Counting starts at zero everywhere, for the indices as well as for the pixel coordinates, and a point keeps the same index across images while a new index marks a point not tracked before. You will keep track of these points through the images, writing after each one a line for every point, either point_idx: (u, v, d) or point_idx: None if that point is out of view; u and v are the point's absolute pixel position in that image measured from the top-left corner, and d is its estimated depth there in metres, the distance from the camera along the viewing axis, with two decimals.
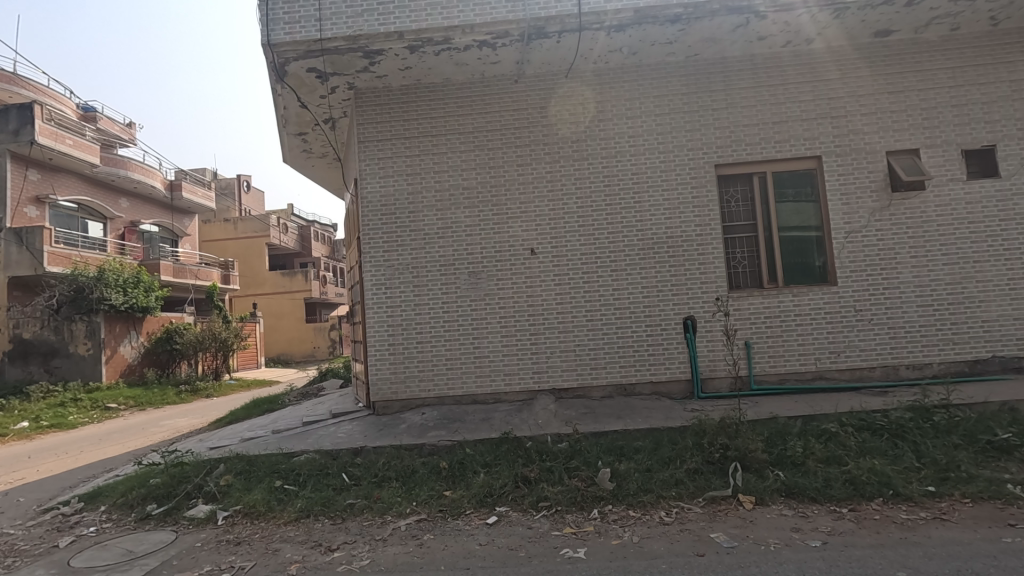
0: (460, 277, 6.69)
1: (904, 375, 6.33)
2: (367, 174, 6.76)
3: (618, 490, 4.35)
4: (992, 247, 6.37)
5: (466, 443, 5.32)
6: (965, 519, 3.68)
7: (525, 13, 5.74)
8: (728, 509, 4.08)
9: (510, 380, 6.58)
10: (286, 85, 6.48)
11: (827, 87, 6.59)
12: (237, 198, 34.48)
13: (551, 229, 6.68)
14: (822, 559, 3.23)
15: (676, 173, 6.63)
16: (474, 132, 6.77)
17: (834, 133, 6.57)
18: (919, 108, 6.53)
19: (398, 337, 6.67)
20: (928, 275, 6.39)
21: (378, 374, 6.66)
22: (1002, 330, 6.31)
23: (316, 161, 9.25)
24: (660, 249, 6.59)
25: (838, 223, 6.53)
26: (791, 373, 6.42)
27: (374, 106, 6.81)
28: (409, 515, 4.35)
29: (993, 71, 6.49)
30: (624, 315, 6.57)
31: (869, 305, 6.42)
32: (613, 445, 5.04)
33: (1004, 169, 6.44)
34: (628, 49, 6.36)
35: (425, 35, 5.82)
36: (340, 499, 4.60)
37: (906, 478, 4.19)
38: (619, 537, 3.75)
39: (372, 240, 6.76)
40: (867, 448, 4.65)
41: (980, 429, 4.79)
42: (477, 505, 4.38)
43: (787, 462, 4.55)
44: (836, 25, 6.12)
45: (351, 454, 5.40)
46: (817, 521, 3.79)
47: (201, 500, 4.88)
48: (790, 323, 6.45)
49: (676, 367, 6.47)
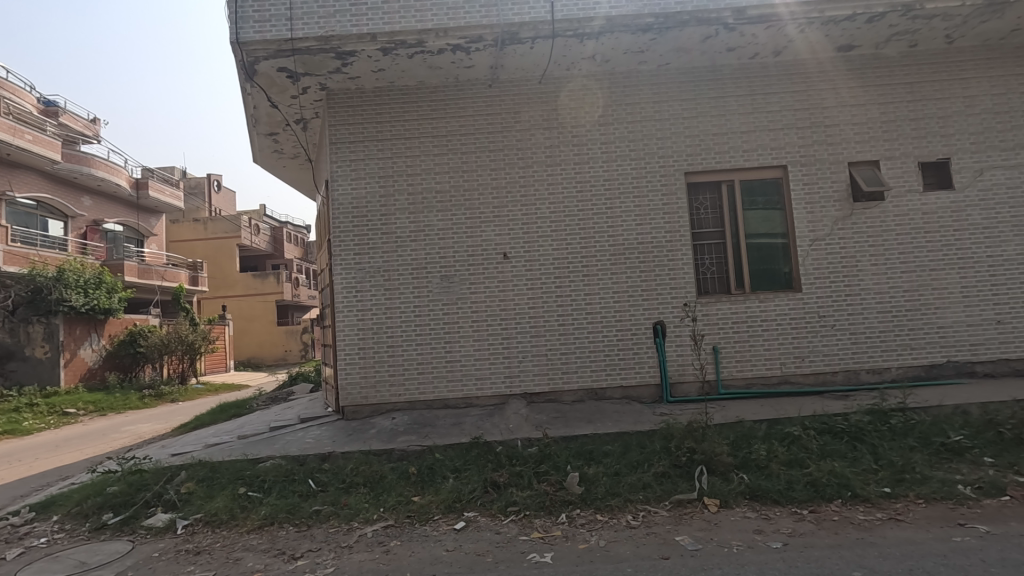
0: (433, 281, 6.67)
1: (864, 380, 6.54)
2: (338, 176, 6.69)
3: (586, 494, 4.37)
4: (947, 256, 6.62)
5: (436, 448, 5.28)
6: (919, 519, 3.80)
7: (499, 18, 5.76)
8: (693, 512, 4.13)
9: (482, 384, 6.57)
10: (256, 85, 6.38)
11: (792, 99, 6.78)
12: (207, 198, 33.82)
13: (523, 234, 6.70)
14: (782, 560, 3.30)
15: (646, 181, 6.73)
16: (448, 136, 6.77)
17: (799, 144, 6.75)
18: (879, 121, 6.77)
19: (369, 341, 6.60)
20: (888, 283, 6.61)
21: (348, 379, 6.58)
22: (957, 336, 6.55)
23: (287, 162, 9.11)
24: (631, 254, 6.67)
25: (803, 231, 6.70)
26: (757, 378, 6.56)
27: (346, 108, 6.75)
28: (376, 521, 4.29)
29: (948, 87, 6.75)
30: (595, 320, 6.62)
31: (832, 311, 6.60)
32: (583, 449, 5.07)
33: (958, 181, 6.70)
34: (601, 57, 6.42)
35: (399, 37, 5.79)
36: (306, 506, 4.52)
37: (864, 480, 4.31)
38: (587, 542, 3.76)
39: (343, 243, 6.68)
40: (828, 451, 4.78)
41: (934, 431, 4.97)
42: (446, 511, 4.35)
43: (751, 465, 4.62)
44: (800, 38, 6.30)
45: (319, 460, 5.33)
46: (779, 523, 3.87)
47: (160, 509, 4.73)
48: (756, 329, 6.59)
49: (646, 372, 6.55)
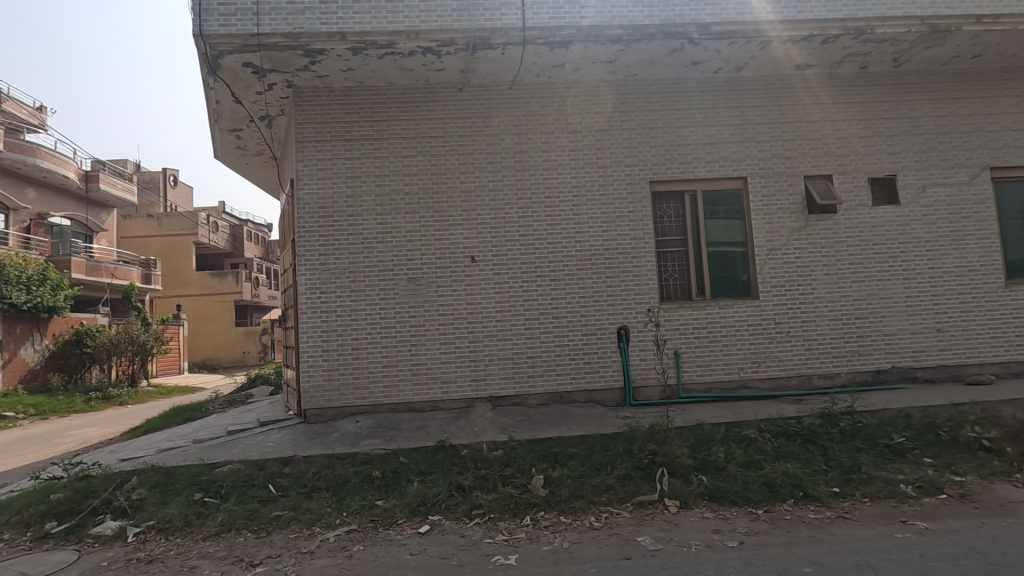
0: (400, 283, 6.62)
1: (817, 384, 6.82)
2: (304, 175, 6.60)
3: (550, 496, 4.42)
4: (893, 267, 6.98)
5: (401, 451, 5.24)
6: (865, 517, 4.00)
7: (471, 23, 5.79)
8: (654, 513, 4.23)
9: (448, 388, 6.56)
10: (218, 79, 6.21)
11: (752, 113, 7.03)
12: (162, 194, 32.62)
13: (492, 238, 6.73)
14: (738, 558, 3.42)
15: (613, 188, 6.87)
16: (417, 138, 6.75)
17: (759, 157, 7.02)
18: (832, 137, 7.09)
19: (334, 343, 6.51)
20: (839, 291, 6.92)
21: (311, 382, 6.46)
22: (901, 343, 6.91)
23: (250, 159, 8.90)
24: (598, 260, 6.79)
25: (760, 241, 6.95)
26: (716, 382, 6.76)
27: (313, 107, 6.66)
28: (338, 526, 4.23)
29: (896, 108, 7.13)
30: (562, 324, 6.70)
31: (787, 317, 6.86)
32: (548, 452, 5.13)
33: (904, 197, 7.07)
34: (570, 65, 6.52)
35: (369, 37, 5.75)
36: (265, 511, 4.42)
37: (815, 481, 4.50)
38: (551, 543, 3.81)
39: (308, 243, 6.58)
40: (782, 453, 4.97)
41: (880, 433, 5.23)
42: (410, 514, 4.32)
43: (710, 467, 4.76)
44: (761, 55, 6.55)
45: (279, 464, 5.22)
46: (736, 523, 4.00)
47: (109, 516, 4.55)
48: (716, 335, 6.80)
49: (610, 375, 6.67)
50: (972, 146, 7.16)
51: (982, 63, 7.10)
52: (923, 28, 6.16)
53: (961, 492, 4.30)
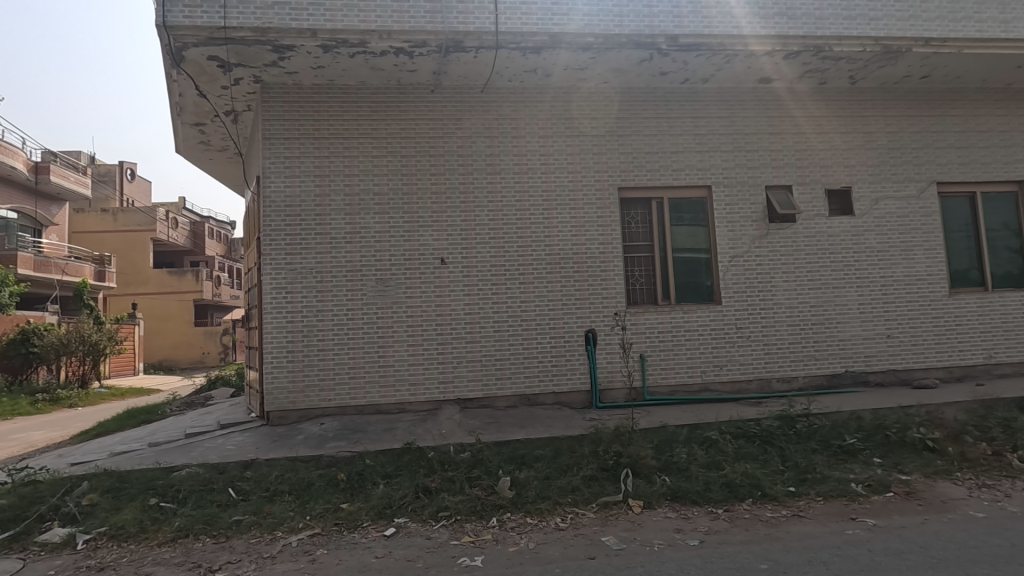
0: (368, 284, 6.56)
1: (775, 387, 7.05)
2: (271, 172, 6.49)
3: (517, 497, 4.45)
4: (847, 275, 7.28)
5: (367, 454, 5.19)
6: (818, 515, 4.16)
7: (444, 25, 5.79)
8: (619, 513, 4.30)
9: (416, 390, 6.52)
10: (182, 72, 6.03)
11: (717, 124, 7.24)
12: (118, 188, 31.44)
13: (462, 240, 6.74)
14: (698, 556, 3.51)
15: (583, 194, 6.97)
16: (388, 138, 6.70)
17: (723, 167, 7.23)
18: (793, 150, 7.36)
19: (299, 344, 6.40)
20: (797, 298, 7.18)
21: (275, 384, 6.34)
22: (854, 348, 7.20)
23: (214, 155, 8.68)
24: (567, 264, 6.87)
25: (723, 248, 7.15)
26: (680, 385, 6.92)
27: (282, 103, 6.55)
28: (301, 530, 4.16)
29: (851, 123, 7.45)
30: (531, 327, 6.75)
31: (748, 322, 7.08)
32: (515, 454, 5.16)
33: (858, 208, 7.39)
34: (542, 71, 6.59)
35: (341, 35, 5.69)
36: (225, 516, 4.31)
37: (772, 481, 4.66)
38: (517, 544, 3.84)
39: (274, 242, 6.46)
40: (741, 454, 5.12)
41: (833, 435, 5.44)
42: (376, 517, 4.29)
43: (673, 468, 4.88)
44: (725, 68, 6.76)
45: (240, 468, 5.10)
46: (697, 522, 4.11)
47: (56, 523, 4.36)
48: (680, 339, 6.96)
49: (577, 378, 6.75)
50: (921, 161, 7.54)
51: (930, 83, 7.49)
52: (877, 48, 6.46)
53: (907, 491, 4.52)
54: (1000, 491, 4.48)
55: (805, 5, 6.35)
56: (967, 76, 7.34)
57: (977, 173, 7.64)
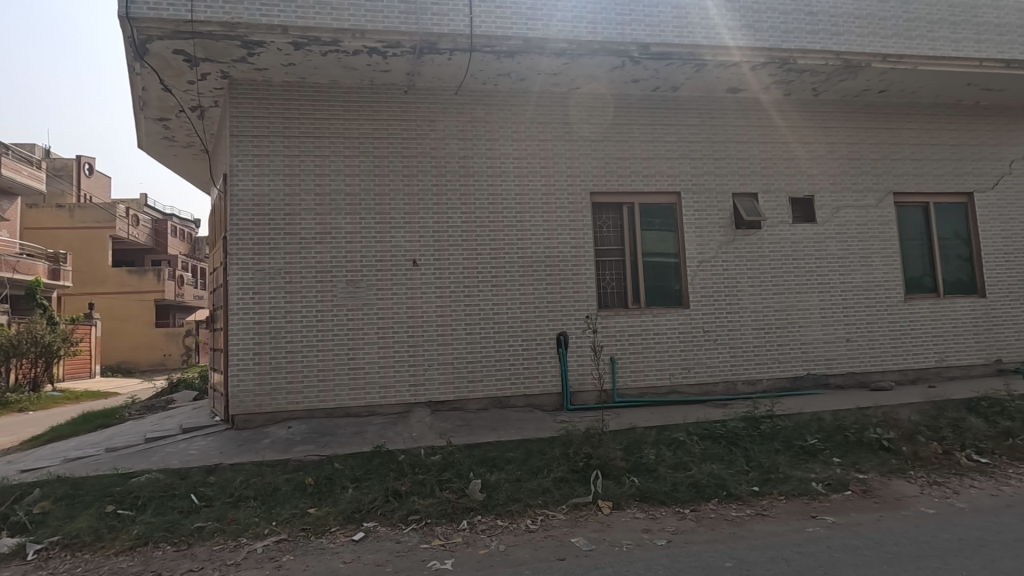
0: (338, 285, 6.47)
1: (741, 390, 7.23)
2: (238, 170, 6.35)
3: (488, 500, 4.45)
4: (809, 281, 7.52)
5: (336, 457, 5.12)
6: (780, 514, 4.29)
7: (418, 27, 5.77)
8: (588, 514, 4.35)
9: (386, 393, 6.46)
10: (146, 65, 5.85)
11: (687, 131, 7.40)
12: (75, 183, 30.26)
13: (434, 241, 6.71)
14: (666, 556, 3.58)
15: (555, 198, 7.02)
16: (360, 138, 6.64)
17: (692, 174, 7.39)
18: (759, 158, 7.57)
19: (266, 346, 6.27)
20: (762, 302, 7.38)
21: (240, 387, 6.20)
22: (816, 352, 7.44)
23: (179, 151, 8.44)
24: (539, 267, 6.91)
25: (692, 253, 7.31)
26: (649, 387, 7.03)
27: (251, 100, 6.42)
28: (267, 536, 4.07)
29: (815, 134, 7.71)
30: (503, 329, 6.76)
31: (715, 326, 7.25)
32: (486, 456, 5.16)
33: (820, 216, 7.64)
34: (516, 75, 6.64)
35: (312, 33, 5.61)
36: (186, 523, 4.19)
37: (737, 481, 4.78)
38: (487, 547, 3.84)
39: (241, 242, 6.32)
40: (708, 455, 5.24)
41: (795, 436, 5.61)
42: (344, 522, 4.23)
43: (642, 469, 4.96)
44: (695, 77, 6.92)
45: (203, 473, 4.96)
46: (665, 522, 4.18)
47: (5, 533, 4.17)
48: (650, 342, 7.07)
49: (548, 381, 6.79)
50: (878, 172, 7.85)
51: (888, 98, 7.81)
52: (839, 62, 6.70)
53: (864, 489, 4.69)
54: (949, 488, 4.69)
55: (771, 19, 6.55)
56: (922, 92, 7.68)
57: (931, 184, 7.99)
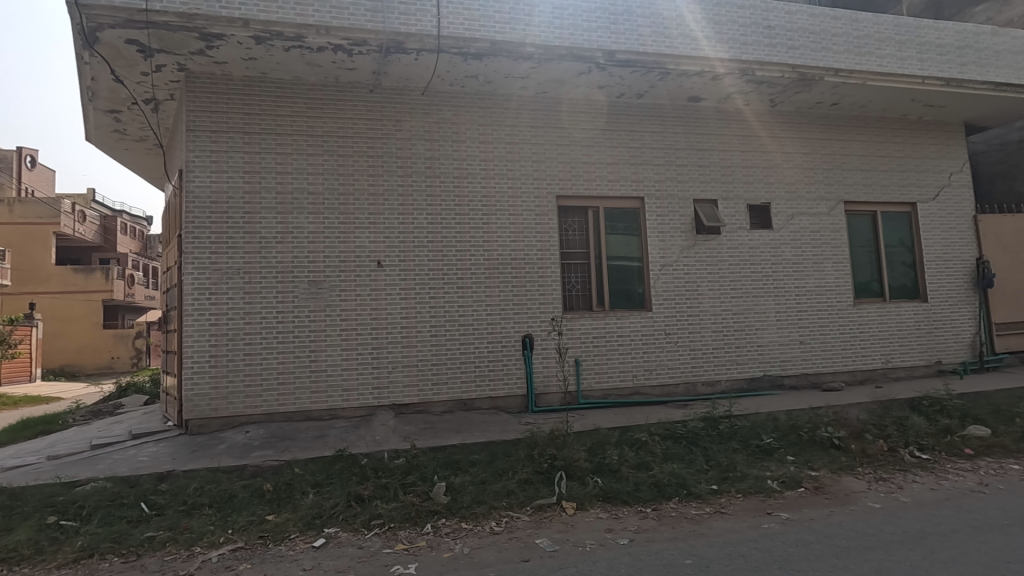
0: (299, 286, 6.33)
1: (700, 391, 7.41)
2: (195, 167, 6.14)
3: (452, 503, 4.42)
4: (765, 285, 7.78)
5: (296, 462, 4.99)
6: (738, 511, 4.41)
7: (385, 25, 5.70)
8: (552, 515, 4.37)
9: (349, 396, 6.34)
10: (96, 54, 5.59)
11: (650, 138, 7.55)
12: (15, 176, 28.63)
13: (399, 242, 6.64)
14: (628, 555, 3.63)
15: (522, 200, 7.06)
16: (324, 137, 6.52)
17: (655, 180, 7.54)
18: (719, 166, 7.80)
19: (223, 348, 6.07)
20: (721, 305, 7.59)
21: (195, 391, 5.98)
22: (771, 353, 7.70)
23: (130, 145, 8.10)
24: (505, 269, 6.93)
25: (655, 257, 7.45)
26: (612, 389, 7.12)
27: (209, 94, 6.22)
28: (222, 544, 3.93)
29: (771, 143, 7.99)
30: (468, 331, 6.74)
31: (677, 328, 7.41)
32: (450, 459, 5.13)
33: (776, 223, 7.92)
34: (483, 77, 6.64)
35: (275, 28, 5.48)
36: (135, 533, 4.01)
37: (697, 480, 4.90)
38: (451, 550, 3.81)
39: (197, 240, 6.11)
40: (669, 455, 5.35)
41: (752, 435, 5.79)
42: (304, 528, 4.13)
43: (605, 469, 5.02)
44: (658, 85, 7.08)
45: (154, 480, 4.76)
46: (627, 521, 4.24)
47: None
48: (613, 344, 7.18)
49: (513, 383, 6.81)
50: (831, 181, 8.19)
51: (839, 110, 8.17)
52: (795, 75, 6.97)
53: (816, 486, 4.88)
54: (894, 483, 4.92)
55: (731, 31, 6.76)
56: (871, 105, 8.06)
57: (878, 195, 8.39)
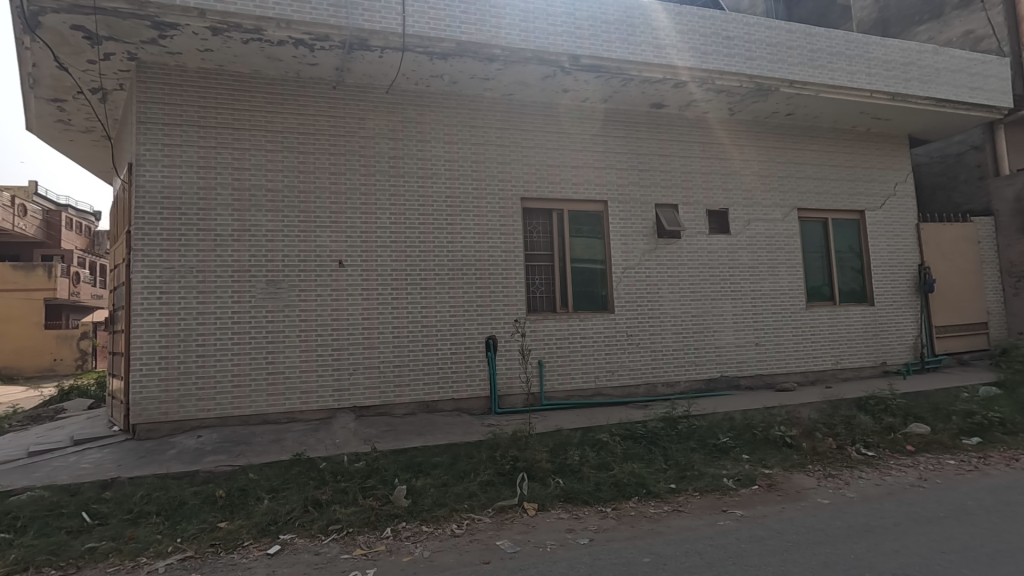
0: (256, 285, 6.15)
1: (661, 391, 7.56)
2: (145, 161, 5.90)
3: (413, 506, 4.37)
4: (723, 288, 8.00)
5: (251, 467, 4.84)
6: (695, 509, 4.51)
7: (348, 21, 5.59)
8: (514, 516, 4.37)
9: (307, 398, 6.19)
10: (38, 40, 5.29)
11: (614, 142, 7.67)
12: None
13: (361, 242, 6.53)
14: (588, 555, 3.66)
15: (486, 202, 7.05)
16: (284, 133, 6.36)
17: (618, 184, 7.66)
18: (680, 172, 7.98)
19: (174, 350, 5.84)
20: (681, 307, 7.77)
21: (143, 394, 5.73)
22: (729, 355, 7.92)
23: (75, 136, 7.71)
24: (469, 270, 6.90)
25: (617, 259, 7.56)
26: (575, 390, 7.18)
27: (161, 85, 5.99)
28: (170, 554, 3.77)
29: (730, 151, 8.23)
30: (431, 332, 6.68)
31: (638, 330, 7.54)
32: (412, 462, 5.08)
33: (734, 228, 8.15)
34: (449, 77, 6.61)
35: (233, 19, 5.31)
36: (75, 544, 3.81)
37: (655, 479, 4.99)
38: (411, 554, 3.76)
39: (147, 237, 5.86)
40: (629, 455, 5.43)
41: (709, 434, 5.94)
42: (258, 535, 4.01)
43: (567, 470, 5.06)
44: (622, 91, 7.20)
45: (98, 488, 4.53)
46: (588, 521, 4.28)
47: None
48: (576, 345, 7.24)
49: (476, 384, 6.78)
50: (785, 189, 8.49)
51: (794, 120, 8.47)
52: (751, 85, 7.21)
53: (769, 483, 5.04)
54: (842, 479, 5.13)
55: (692, 40, 6.93)
56: (823, 116, 8.40)
57: (829, 202, 8.73)
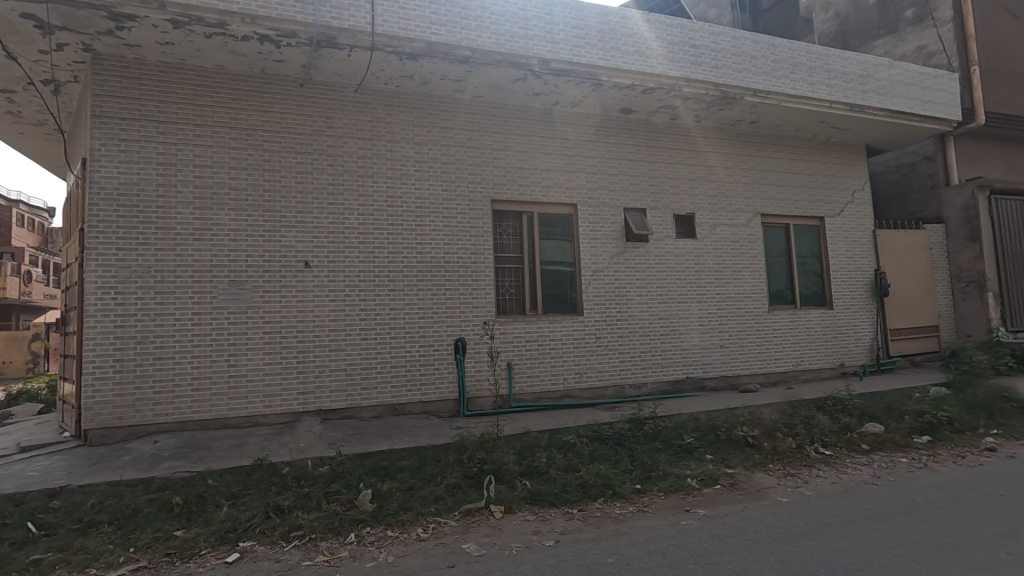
0: (218, 286, 5.99)
1: (628, 393, 7.65)
2: (101, 156, 5.69)
3: (378, 511, 4.32)
4: (690, 291, 8.15)
5: (210, 473, 4.71)
6: (659, 509, 4.58)
7: (315, 18, 5.51)
8: (480, 519, 4.36)
9: (271, 402, 6.06)
10: None
11: (584, 147, 7.74)
12: None
13: (328, 242, 6.43)
14: (553, 556, 3.68)
15: (456, 204, 7.03)
16: (248, 130, 6.22)
17: (588, 188, 7.73)
18: (648, 177, 8.10)
19: (130, 352, 5.64)
20: (648, 310, 7.88)
21: (97, 398, 5.52)
22: (694, 357, 8.07)
23: (27, 129, 7.39)
24: (438, 271, 6.86)
25: (586, 262, 7.63)
26: (544, 392, 7.21)
27: (119, 78, 5.79)
28: (122, 565, 3.64)
29: (697, 157, 8.40)
30: (399, 334, 6.62)
31: (607, 332, 7.62)
32: (378, 465, 5.02)
33: (700, 232, 8.32)
34: (419, 78, 6.57)
35: (195, 13, 5.17)
36: (19, 556, 3.64)
37: (621, 479, 5.05)
38: (375, 559, 3.71)
39: (102, 234, 5.65)
40: (596, 456, 5.48)
41: (675, 435, 6.03)
42: (216, 542, 3.90)
43: (534, 472, 5.08)
44: (592, 96, 7.27)
45: (45, 497, 4.34)
46: (554, 523, 4.30)
47: None
48: (546, 347, 7.27)
49: (445, 387, 6.75)
50: (749, 195, 8.70)
51: (758, 127, 8.70)
52: (717, 92, 7.38)
53: (731, 482, 5.15)
54: (800, 478, 5.28)
55: (660, 47, 7.05)
56: (785, 125, 8.65)
57: (791, 208, 8.99)
